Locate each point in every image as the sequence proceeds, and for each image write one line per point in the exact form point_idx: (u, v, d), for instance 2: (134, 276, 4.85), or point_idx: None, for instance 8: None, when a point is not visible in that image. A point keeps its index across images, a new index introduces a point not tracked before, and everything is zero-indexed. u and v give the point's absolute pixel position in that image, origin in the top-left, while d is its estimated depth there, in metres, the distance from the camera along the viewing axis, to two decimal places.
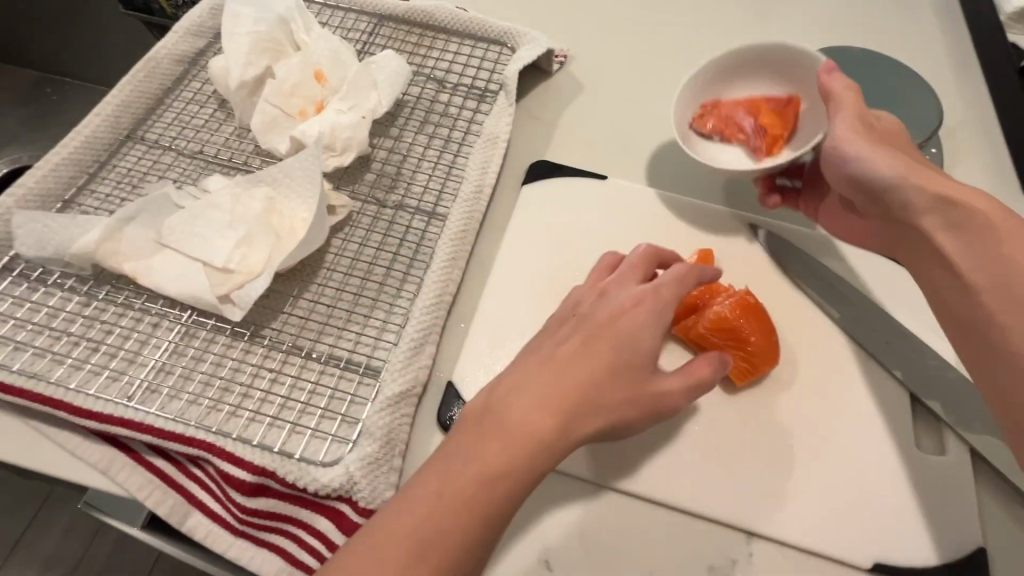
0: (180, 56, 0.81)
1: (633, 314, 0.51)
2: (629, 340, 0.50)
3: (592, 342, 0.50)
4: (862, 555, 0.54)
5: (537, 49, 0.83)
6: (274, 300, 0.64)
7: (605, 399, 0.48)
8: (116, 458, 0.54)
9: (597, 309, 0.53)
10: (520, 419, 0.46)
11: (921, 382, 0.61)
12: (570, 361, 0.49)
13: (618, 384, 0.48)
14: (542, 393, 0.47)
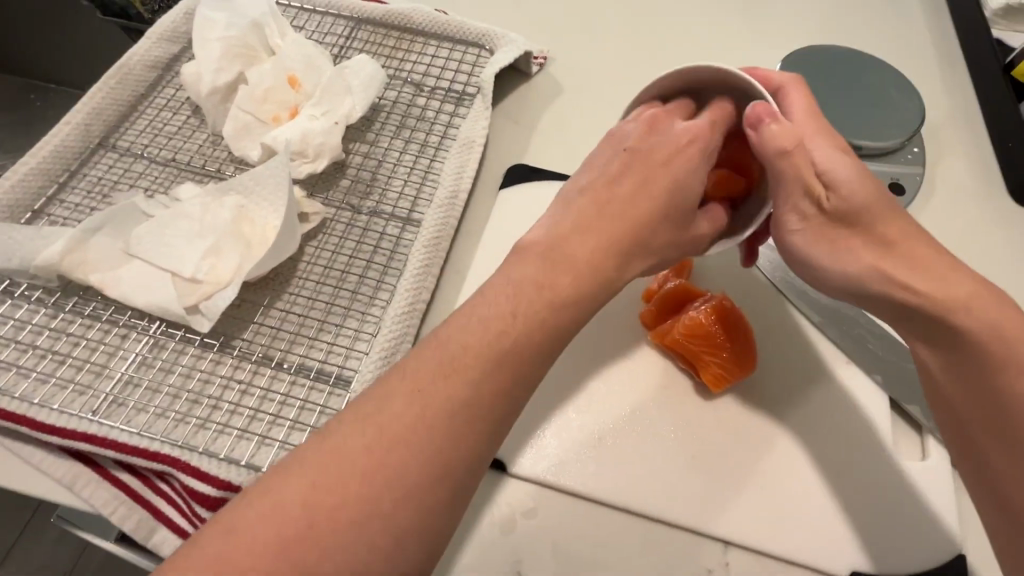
0: (153, 63, 0.80)
1: (689, 150, 0.52)
2: (680, 189, 0.51)
3: (641, 183, 0.51)
4: (839, 563, 0.53)
5: (515, 51, 0.82)
6: (245, 310, 0.63)
7: (653, 236, 0.50)
8: (80, 472, 0.53)
9: (646, 144, 0.53)
10: (514, 306, 0.46)
11: (900, 386, 0.61)
12: (619, 193, 0.51)
13: (665, 225, 0.51)
14: (583, 232, 0.49)
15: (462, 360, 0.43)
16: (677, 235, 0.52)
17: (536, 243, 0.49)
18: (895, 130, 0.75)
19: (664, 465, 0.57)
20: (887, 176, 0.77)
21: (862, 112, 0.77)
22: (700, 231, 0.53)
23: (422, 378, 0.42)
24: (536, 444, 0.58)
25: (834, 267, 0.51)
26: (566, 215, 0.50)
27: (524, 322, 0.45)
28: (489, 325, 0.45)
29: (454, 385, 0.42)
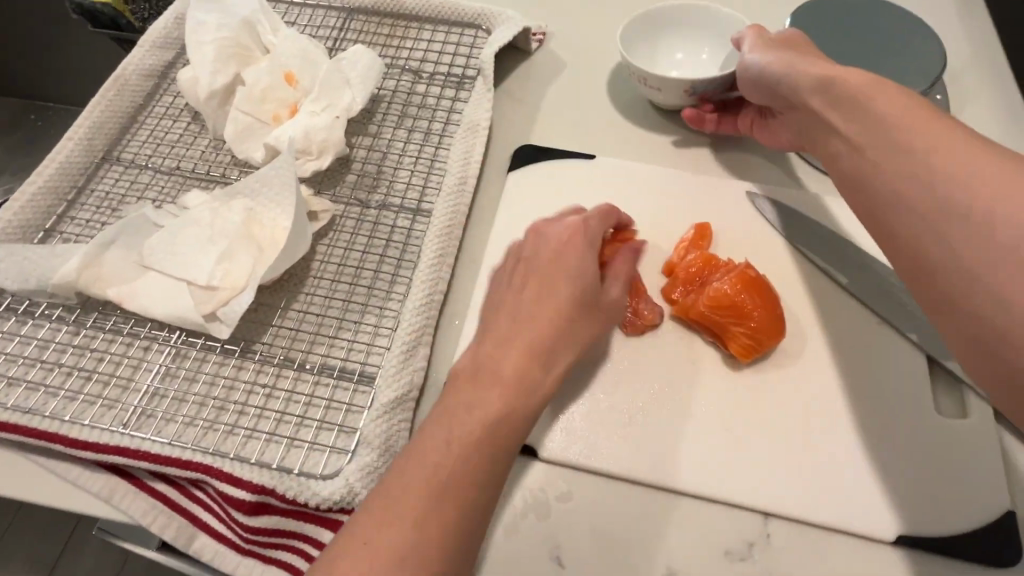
0: (149, 71, 0.79)
1: (572, 245, 0.54)
2: (576, 273, 0.52)
3: (545, 279, 0.51)
4: (888, 527, 0.52)
5: (513, 29, 0.80)
6: (263, 314, 0.62)
7: (567, 329, 0.50)
8: (118, 485, 0.54)
9: (541, 245, 0.54)
10: (437, 440, 0.43)
11: (937, 343, 0.59)
12: (531, 292, 0.51)
13: (576, 309, 0.50)
14: (503, 347, 0.48)
15: (394, 528, 0.39)
16: (592, 313, 0.52)
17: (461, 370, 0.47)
18: (916, 78, 0.72)
19: (699, 439, 0.56)
20: None
21: (878, 63, 0.74)
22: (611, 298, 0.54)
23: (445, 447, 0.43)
24: (566, 427, 0.57)
25: (769, 64, 0.61)
26: (488, 330, 0.50)
27: (455, 458, 0.42)
28: (417, 479, 0.41)
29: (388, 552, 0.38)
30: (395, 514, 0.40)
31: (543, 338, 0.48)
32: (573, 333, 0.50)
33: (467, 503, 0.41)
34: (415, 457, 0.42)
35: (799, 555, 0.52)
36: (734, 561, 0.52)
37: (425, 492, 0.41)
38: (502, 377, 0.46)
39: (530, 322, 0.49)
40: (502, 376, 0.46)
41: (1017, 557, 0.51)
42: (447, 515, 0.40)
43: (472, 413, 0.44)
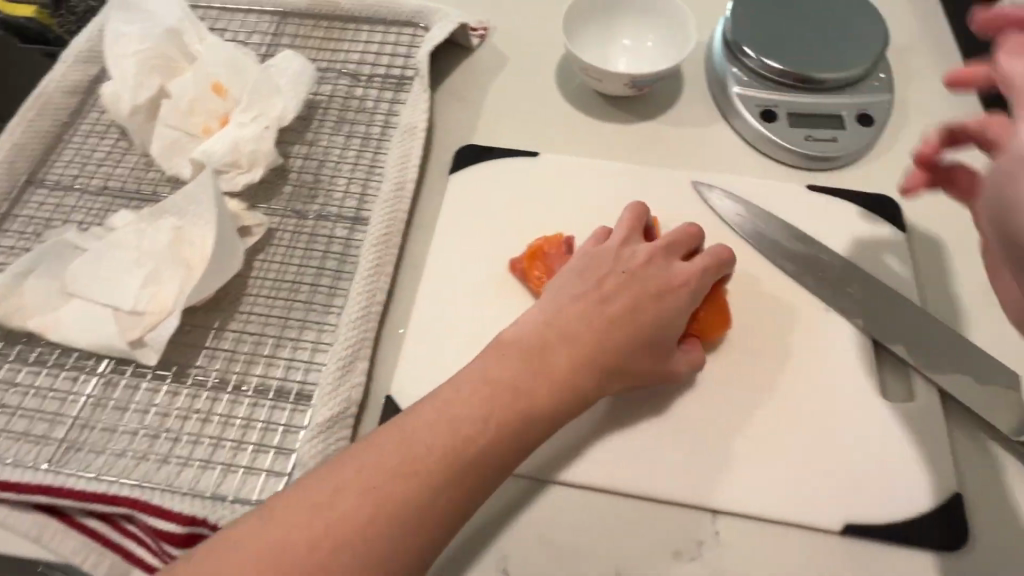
0: (73, 88, 0.76)
1: (677, 286, 0.55)
2: (665, 322, 0.54)
3: (637, 308, 0.53)
4: (832, 518, 0.52)
5: (449, 26, 0.78)
6: (196, 336, 0.60)
7: (630, 361, 0.52)
8: (43, 524, 0.51)
9: (641, 269, 0.55)
10: (474, 415, 0.46)
11: (880, 328, 0.60)
12: (617, 313, 0.52)
13: (643, 347, 0.52)
14: (568, 348, 0.50)
15: (405, 481, 0.43)
16: (654, 362, 0.53)
17: (516, 342, 0.50)
18: (856, 59, 0.73)
19: (647, 439, 0.55)
20: (854, 108, 0.73)
21: (820, 50, 0.74)
22: (678, 366, 0.54)
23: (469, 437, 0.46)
24: None
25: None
26: (552, 315, 0.52)
27: (480, 445, 0.46)
28: (436, 441, 0.45)
29: (391, 495, 0.42)
30: (408, 467, 0.44)
31: (603, 357, 0.50)
32: (638, 364, 0.52)
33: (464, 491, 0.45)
34: (443, 422, 0.46)
35: (749, 550, 0.51)
36: (683, 561, 0.51)
37: (441, 457, 0.44)
38: (554, 382, 0.49)
39: (603, 346, 0.51)
40: (554, 373, 0.49)
41: (960, 540, 0.51)
42: (452, 481, 0.44)
43: (513, 403, 0.47)
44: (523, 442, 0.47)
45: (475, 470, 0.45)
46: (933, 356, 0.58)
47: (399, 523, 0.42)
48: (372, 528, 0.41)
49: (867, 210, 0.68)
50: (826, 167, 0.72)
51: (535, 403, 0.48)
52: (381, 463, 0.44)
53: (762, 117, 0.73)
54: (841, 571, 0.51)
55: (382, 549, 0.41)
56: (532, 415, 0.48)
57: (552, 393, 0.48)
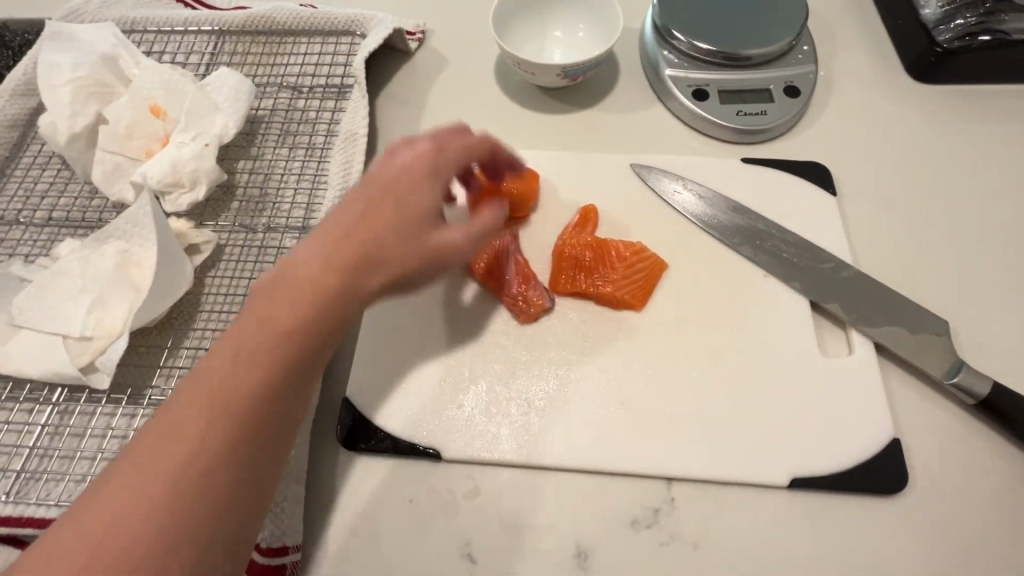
0: (11, 121, 0.76)
1: (418, 164, 0.48)
2: (413, 209, 0.47)
3: (375, 202, 0.46)
4: (779, 473, 0.54)
5: (385, 32, 0.79)
6: (151, 357, 0.61)
7: (386, 247, 0.45)
8: (6, 556, 0.52)
9: (386, 166, 0.49)
10: (215, 367, 0.39)
11: (815, 289, 0.62)
12: (354, 216, 0.46)
13: (399, 230, 0.46)
14: (302, 261, 0.43)
15: (167, 452, 0.36)
16: (417, 241, 0.46)
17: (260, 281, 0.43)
18: (780, 34, 0.75)
19: (598, 417, 0.56)
20: (782, 80, 0.76)
21: (746, 27, 0.76)
22: (452, 238, 0.48)
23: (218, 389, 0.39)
24: (467, 425, 0.57)
25: None
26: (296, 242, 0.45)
27: (238, 385, 0.39)
28: (192, 399, 0.38)
29: (145, 489, 0.35)
30: (168, 435, 0.37)
31: (350, 254, 0.44)
32: (397, 249, 0.45)
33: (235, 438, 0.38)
34: (195, 375, 0.39)
35: (703, 513, 0.53)
36: (641, 529, 0.53)
37: (200, 411, 0.38)
38: (305, 284, 0.42)
39: (344, 240, 0.44)
40: (302, 287, 0.42)
41: (902, 483, 0.53)
42: (219, 432, 0.37)
43: (259, 329, 0.41)
44: (296, 360, 0.41)
45: (250, 411, 0.39)
46: (869, 311, 0.60)
47: (170, 487, 0.35)
48: (138, 526, 0.34)
49: (800, 178, 0.71)
50: (759, 139, 0.75)
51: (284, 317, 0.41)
52: (143, 446, 0.37)
53: (695, 96, 0.75)
54: (792, 524, 0.53)
55: (166, 524, 0.35)
56: (296, 329, 0.41)
57: (302, 304, 0.42)
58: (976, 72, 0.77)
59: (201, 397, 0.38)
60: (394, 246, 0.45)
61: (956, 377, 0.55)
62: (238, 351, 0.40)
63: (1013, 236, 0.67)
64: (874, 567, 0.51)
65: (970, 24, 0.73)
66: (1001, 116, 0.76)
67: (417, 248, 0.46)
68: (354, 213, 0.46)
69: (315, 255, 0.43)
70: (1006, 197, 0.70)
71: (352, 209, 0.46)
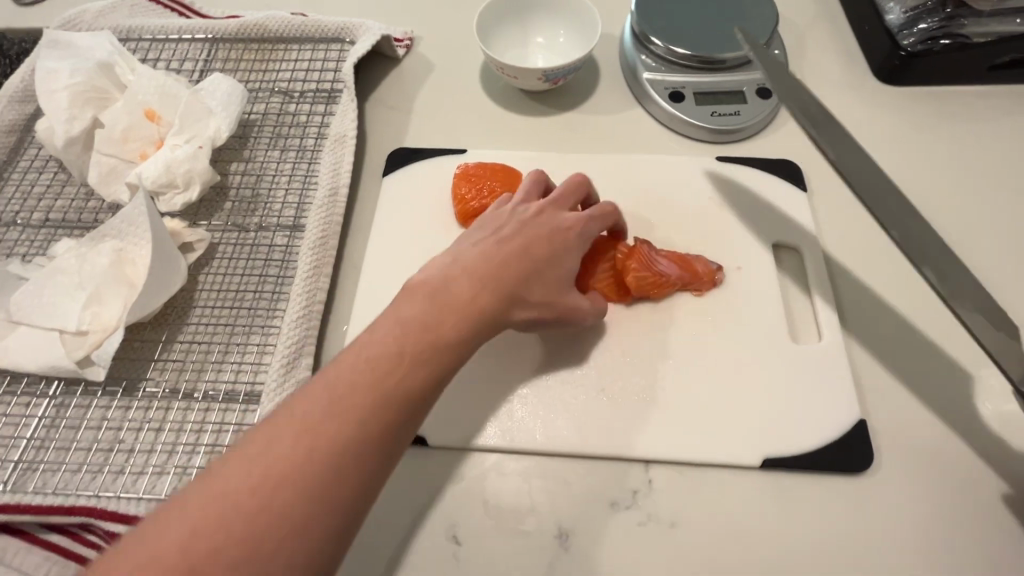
0: (9, 127, 0.78)
1: (573, 224, 0.56)
2: (563, 258, 0.55)
3: (534, 241, 0.54)
4: (751, 455, 0.56)
5: (372, 39, 0.81)
6: (146, 351, 0.62)
7: (528, 294, 0.52)
8: (3, 544, 0.53)
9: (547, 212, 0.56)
10: (397, 341, 0.44)
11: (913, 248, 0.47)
12: (510, 250, 0.52)
13: (542, 279, 0.53)
14: (473, 270, 0.50)
15: (333, 409, 0.40)
16: (551, 296, 0.54)
17: (423, 282, 0.48)
18: (751, 39, 0.79)
19: (581, 405, 0.59)
20: (755, 83, 0.79)
21: (719, 33, 0.79)
22: (579, 303, 0.56)
23: (397, 357, 0.43)
24: (453, 414, 0.58)
25: None
26: (461, 257, 0.51)
27: (411, 356, 0.44)
28: (375, 359, 0.43)
29: (336, 423, 0.40)
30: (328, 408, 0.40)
31: (513, 282, 0.51)
32: (539, 294, 0.53)
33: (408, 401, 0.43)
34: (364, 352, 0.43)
35: (678, 494, 0.55)
36: (620, 510, 0.55)
37: (370, 385, 0.42)
38: (478, 291, 0.49)
39: (504, 273, 0.50)
40: (466, 297, 0.48)
41: (868, 463, 0.56)
42: (388, 407, 0.42)
43: (438, 322, 0.46)
44: (449, 364, 0.46)
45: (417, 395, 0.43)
46: (939, 273, 0.47)
47: (350, 435, 0.40)
48: (326, 458, 0.38)
49: (772, 174, 0.74)
50: (733, 140, 0.78)
51: (442, 326, 0.46)
52: (313, 399, 0.41)
53: (671, 98, 0.78)
54: (764, 503, 0.55)
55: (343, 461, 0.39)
56: (446, 339, 0.46)
57: (471, 311, 0.48)
58: (940, 74, 0.80)
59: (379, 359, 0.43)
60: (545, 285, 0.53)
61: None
62: (413, 330, 0.45)
63: (974, 230, 0.70)
64: (842, 543, 0.53)
65: (932, 28, 0.76)
66: (963, 116, 0.79)
67: (552, 303, 0.54)
68: (518, 240, 0.53)
69: (484, 271, 0.50)
70: (968, 192, 0.73)
71: (516, 232, 0.54)
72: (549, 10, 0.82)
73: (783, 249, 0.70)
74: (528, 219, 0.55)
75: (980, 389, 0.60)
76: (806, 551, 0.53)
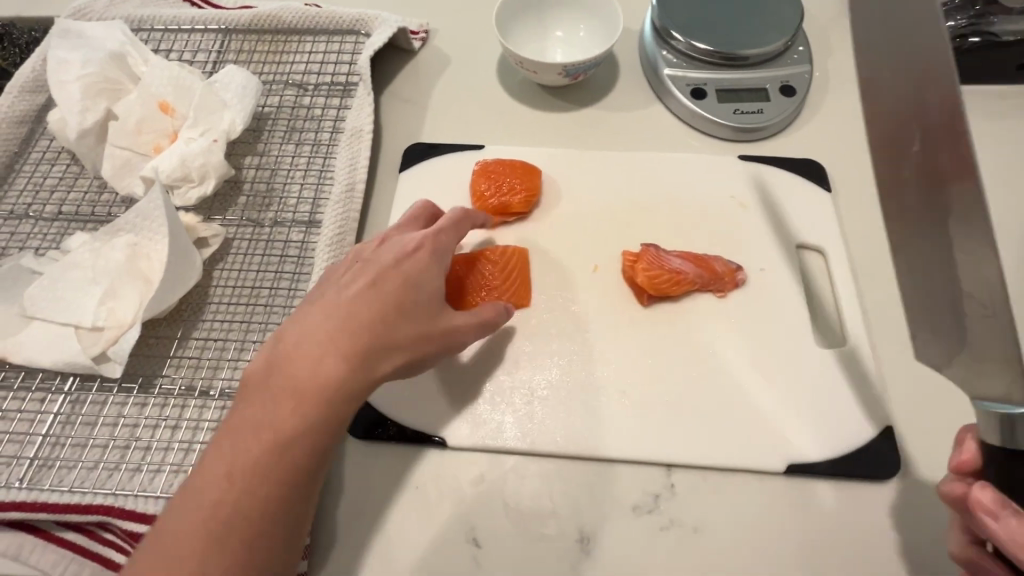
0: (20, 117, 0.77)
1: (420, 253, 0.54)
2: (413, 285, 0.51)
3: (378, 281, 0.50)
4: (776, 460, 0.55)
5: (389, 31, 0.80)
6: (162, 348, 0.62)
7: (395, 333, 0.48)
8: (20, 542, 0.52)
9: (389, 253, 0.53)
10: (244, 434, 0.43)
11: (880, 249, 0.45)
12: (355, 300, 0.48)
13: (405, 311, 0.49)
14: (307, 335, 0.47)
15: (199, 515, 0.41)
16: (421, 326, 0.50)
17: (257, 373, 0.46)
18: (775, 35, 0.77)
19: (601, 407, 0.58)
20: (778, 80, 0.78)
21: (742, 28, 0.78)
22: (457, 325, 0.52)
23: (259, 450, 0.43)
24: (471, 415, 0.58)
25: None
26: (300, 327, 0.48)
27: (270, 447, 0.43)
28: (223, 454, 0.43)
29: (209, 529, 0.40)
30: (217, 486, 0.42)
31: (367, 329, 0.47)
32: (405, 333, 0.49)
33: (282, 483, 0.43)
34: (217, 447, 0.43)
35: (702, 499, 0.55)
36: (642, 514, 0.54)
37: (223, 479, 0.42)
38: (321, 353, 0.46)
39: (349, 325, 0.47)
40: (304, 368, 0.45)
41: (895, 470, 0.55)
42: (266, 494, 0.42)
43: (291, 397, 0.44)
44: (315, 434, 0.44)
45: (292, 472, 0.43)
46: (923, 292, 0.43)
47: (238, 536, 0.41)
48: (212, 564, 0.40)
49: (796, 174, 0.72)
50: (755, 138, 0.77)
51: (310, 386, 0.44)
52: (178, 507, 0.42)
53: (693, 95, 0.77)
54: (787, 508, 0.54)
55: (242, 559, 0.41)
56: (319, 394, 0.44)
57: (325, 373, 0.45)
58: (967, 73, 0.79)
59: (233, 448, 0.43)
60: (404, 316, 0.49)
61: (995, 404, 0.40)
62: (265, 416, 0.44)
63: (1001, 233, 0.69)
64: (869, 550, 0.52)
65: (960, 26, 0.75)
66: (991, 117, 0.78)
67: (422, 331, 0.50)
68: (357, 287, 0.50)
69: (311, 336, 0.47)
70: (995, 194, 0.72)
71: (356, 281, 0.51)
72: (569, 4, 0.80)
73: (808, 251, 0.68)
74: (361, 267, 0.53)
75: None
76: (832, 559, 0.52)
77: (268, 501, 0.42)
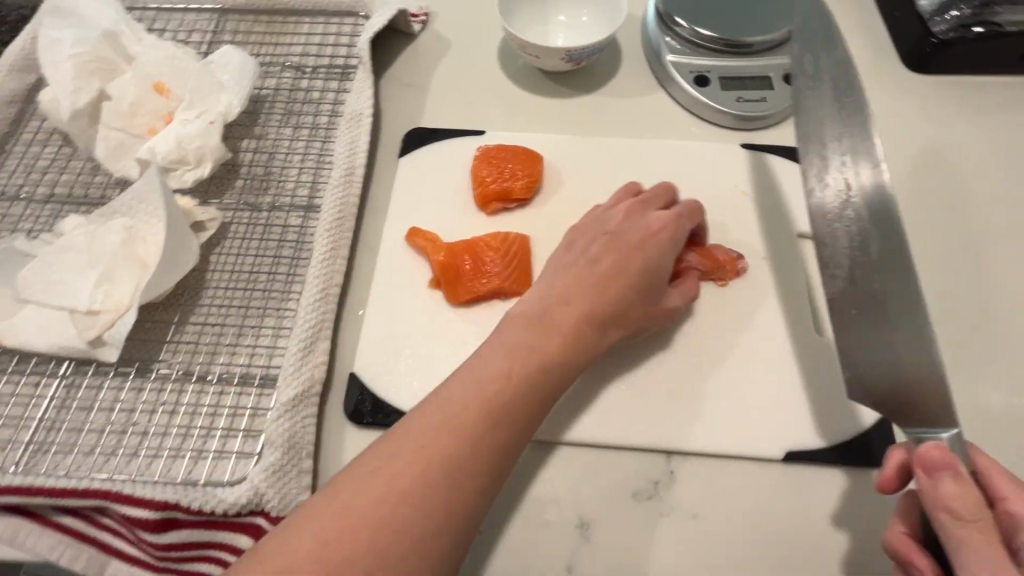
0: (9, 97, 0.75)
1: (667, 229, 0.58)
2: (652, 265, 0.56)
3: (624, 257, 0.56)
4: (774, 447, 0.56)
5: (388, 13, 0.78)
6: (158, 332, 0.61)
7: (630, 311, 0.55)
8: (16, 526, 0.52)
9: (633, 228, 0.58)
10: (506, 359, 0.49)
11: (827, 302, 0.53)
12: (603, 270, 0.55)
13: (641, 294, 0.55)
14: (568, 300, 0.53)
15: (457, 432, 0.45)
16: (651, 306, 0.56)
17: (524, 313, 0.53)
18: (778, 24, 0.77)
19: (602, 394, 0.58)
20: (782, 69, 0.77)
21: (745, 16, 0.77)
22: (674, 303, 0.58)
23: (497, 396, 0.47)
24: None
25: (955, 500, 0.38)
26: (551, 285, 0.55)
27: (504, 399, 0.48)
28: (492, 378, 0.48)
29: (446, 450, 0.44)
30: (442, 432, 0.45)
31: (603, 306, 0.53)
32: (636, 311, 0.55)
33: (507, 433, 0.47)
34: (485, 364, 0.49)
35: (701, 485, 0.55)
36: (641, 501, 0.54)
37: (487, 400, 0.47)
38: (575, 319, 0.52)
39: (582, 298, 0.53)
40: (564, 326, 0.52)
41: None
42: (488, 445, 0.46)
43: (534, 357, 0.50)
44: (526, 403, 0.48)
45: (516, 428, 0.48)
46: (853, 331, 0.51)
47: (457, 479, 0.44)
48: (423, 501, 0.42)
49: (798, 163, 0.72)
50: (757, 127, 0.76)
51: (529, 359, 0.50)
52: (448, 405, 0.47)
53: (696, 82, 0.76)
54: (786, 495, 0.54)
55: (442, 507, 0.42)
56: (518, 383, 0.48)
57: (569, 341, 0.51)
58: (968, 63, 0.79)
59: (492, 379, 0.48)
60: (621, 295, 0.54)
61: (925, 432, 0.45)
62: (515, 363, 0.49)
63: (999, 224, 0.69)
64: (866, 537, 0.53)
65: (964, 15, 0.75)
66: (990, 108, 0.78)
67: (638, 314, 0.55)
68: (632, 261, 0.55)
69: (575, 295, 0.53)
70: (995, 186, 0.72)
71: (609, 255, 0.56)
72: None
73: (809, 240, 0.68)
74: (608, 237, 0.57)
75: (998, 383, 0.60)
76: (828, 545, 0.52)
77: (481, 454, 0.45)
